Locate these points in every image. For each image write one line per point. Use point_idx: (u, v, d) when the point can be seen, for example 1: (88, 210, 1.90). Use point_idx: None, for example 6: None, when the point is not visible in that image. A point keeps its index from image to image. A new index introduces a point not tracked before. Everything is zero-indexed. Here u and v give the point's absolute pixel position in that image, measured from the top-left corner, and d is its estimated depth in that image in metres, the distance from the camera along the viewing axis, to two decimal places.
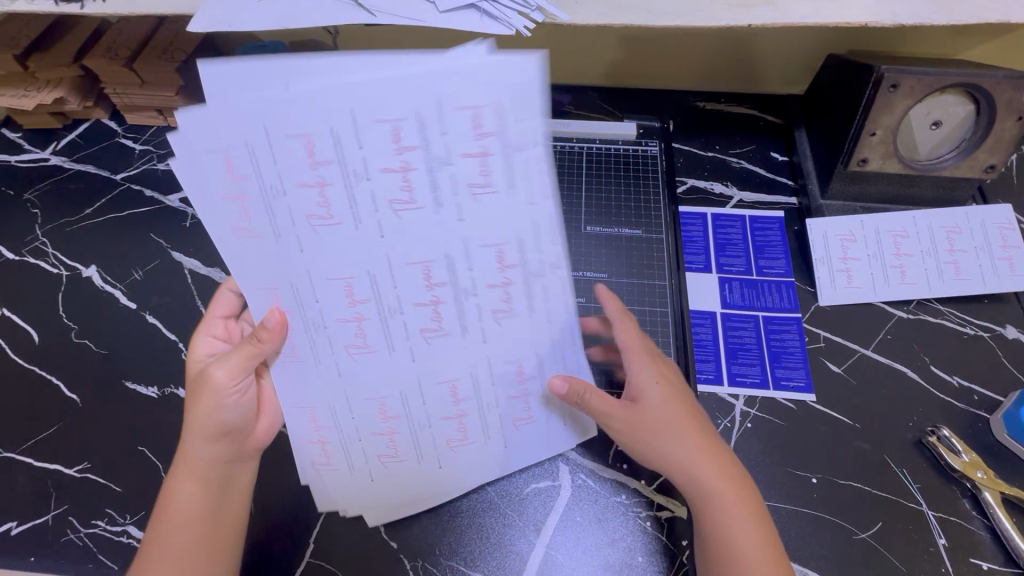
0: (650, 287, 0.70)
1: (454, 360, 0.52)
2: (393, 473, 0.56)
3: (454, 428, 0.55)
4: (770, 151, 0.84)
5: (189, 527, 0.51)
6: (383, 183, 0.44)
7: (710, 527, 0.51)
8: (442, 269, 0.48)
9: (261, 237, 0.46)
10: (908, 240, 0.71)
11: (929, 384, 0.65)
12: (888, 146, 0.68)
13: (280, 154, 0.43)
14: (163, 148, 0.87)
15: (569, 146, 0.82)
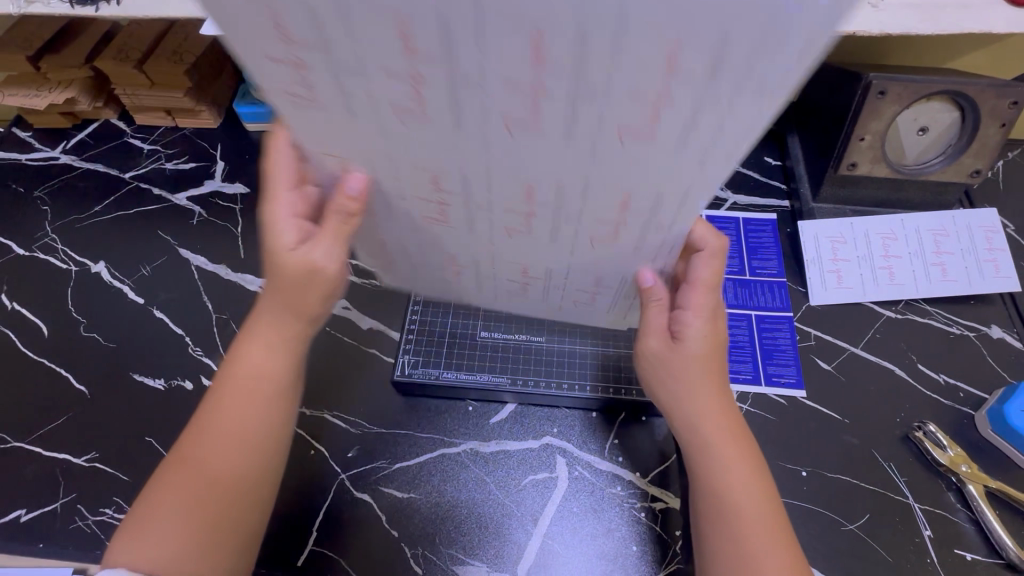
0: None
1: (536, 255, 0.51)
2: (449, 283, 0.61)
3: (519, 287, 0.58)
4: (764, 156, 0.86)
5: (247, 411, 0.51)
6: (503, 96, 0.34)
7: (713, 479, 0.50)
8: (551, 191, 0.41)
9: (325, 108, 0.39)
10: (897, 242, 0.73)
11: (916, 382, 0.67)
12: (876, 151, 0.70)
13: (363, 34, 0.32)
14: (171, 147, 0.89)
15: None
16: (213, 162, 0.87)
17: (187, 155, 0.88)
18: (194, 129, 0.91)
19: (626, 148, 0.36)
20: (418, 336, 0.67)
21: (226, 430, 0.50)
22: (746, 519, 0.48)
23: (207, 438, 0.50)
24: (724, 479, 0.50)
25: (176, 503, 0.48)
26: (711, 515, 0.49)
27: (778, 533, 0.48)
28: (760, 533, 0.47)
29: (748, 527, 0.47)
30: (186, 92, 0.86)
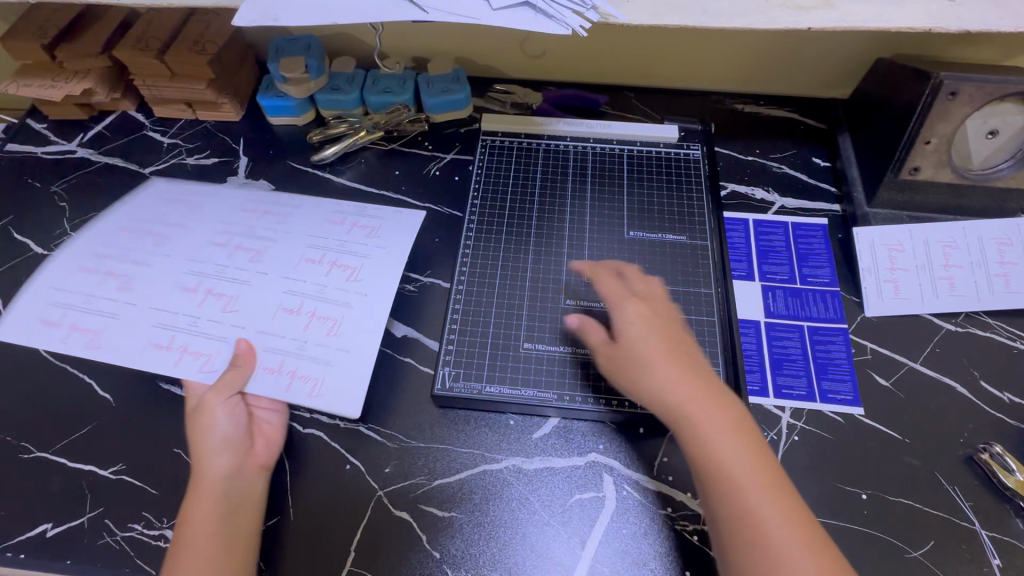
0: (696, 294, 0.69)
1: (269, 295, 0.68)
2: (340, 348, 0.64)
3: (319, 322, 0.66)
4: (811, 156, 0.82)
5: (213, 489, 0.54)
6: (85, 284, 0.68)
7: (694, 446, 0.50)
8: (193, 278, 0.69)
9: (122, 318, 0.66)
10: (958, 251, 0.70)
11: (980, 400, 0.64)
12: (941, 155, 0.67)
13: (76, 283, 0.68)
14: (192, 142, 0.85)
15: (609, 149, 0.80)
16: (235, 158, 0.84)
17: (208, 150, 0.85)
18: (215, 122, 0.87)
19: (174, 235, 0.73)
20: (458, 345, 0.66)
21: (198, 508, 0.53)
22: (735, 478, 0.48)
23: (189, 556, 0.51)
24: (701, 446, 0.50)
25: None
26: (719, 493, 0.48)
27: (775, 489, 0.47)
28: (757, 491, 0.47)
29: (738, 488, 0.47)
30: (209, 84, 0.82)
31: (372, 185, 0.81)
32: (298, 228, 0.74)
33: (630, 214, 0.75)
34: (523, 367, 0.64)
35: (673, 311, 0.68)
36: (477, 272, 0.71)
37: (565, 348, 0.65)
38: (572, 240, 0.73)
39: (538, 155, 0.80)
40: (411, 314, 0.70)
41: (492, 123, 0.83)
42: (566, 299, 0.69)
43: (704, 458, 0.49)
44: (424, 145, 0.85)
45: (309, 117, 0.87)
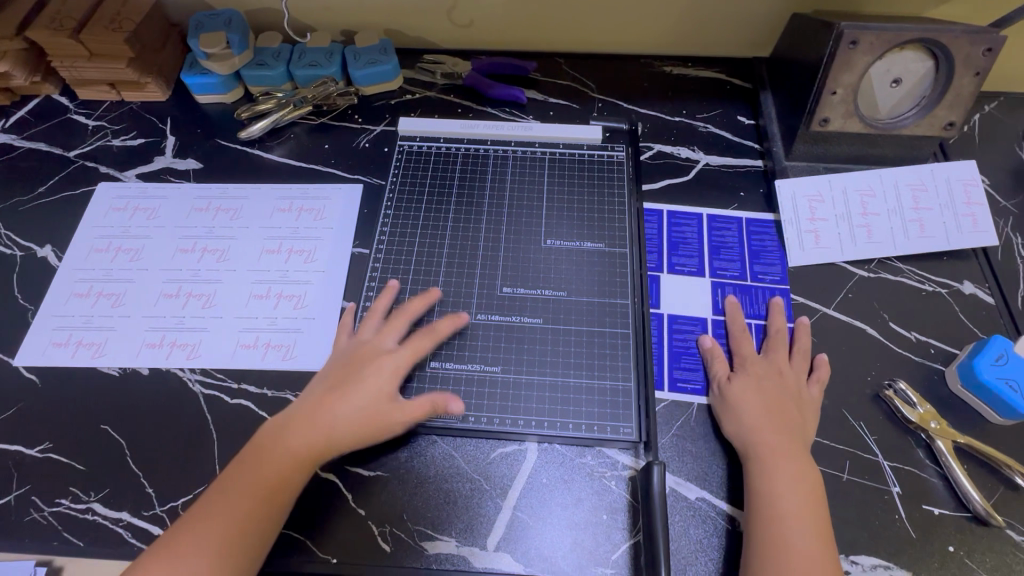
0: (612, 306, 0.64)
1: (239, 287, 0.70)
2: (307, 314, 0.68)
3: (286, 300, 0.69)
4: (737, 115, 0.83)
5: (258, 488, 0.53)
6: (79, 306, 0.69)
7: (760, 477, 0.54)
8: (172, 284, 0.70)
9: (116, 330, 0.67)
10: (874, 199, 0.71)
11: (888, 341, 0.66)
12: (848, 105, 0.68)
13: (69, 305, 0.69)
14: (117, 123, 0.84)
15: (530, 152, 0.74)
16: (162, 137, 0.83)
17: (135, 131, 0.84)
18: (141, 103, 0.86)
19: (137, 242, 0.74)
20: (375, 307, 0.66)
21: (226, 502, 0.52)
22: (786, 519, 0.51)
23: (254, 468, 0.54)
24: (767, 488, 0.53)
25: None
26: (766, 532, 0.51)
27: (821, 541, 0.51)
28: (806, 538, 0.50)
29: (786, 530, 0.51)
30: (129, 63, 0.81)
31: (299, 160, 0.81)
32: (251, 218, 0.75)
33: (549, 225, 0.69)
34: (427, 392, 0.61)
35: (587, 325, 0.63)
36: (386, 286, 0.67)
37: (472, 367, 0.62)
38: (489, 250, 0.68)
39: (456, 162, 0.74)
40: (336, 288, 0.70)
41: (411, 126, 0.76)
42: (478, 312, 0.65)
43: (771, 494, 0.53)
44: (354, 118, 0.85)
45: (237, 94, 0.86)
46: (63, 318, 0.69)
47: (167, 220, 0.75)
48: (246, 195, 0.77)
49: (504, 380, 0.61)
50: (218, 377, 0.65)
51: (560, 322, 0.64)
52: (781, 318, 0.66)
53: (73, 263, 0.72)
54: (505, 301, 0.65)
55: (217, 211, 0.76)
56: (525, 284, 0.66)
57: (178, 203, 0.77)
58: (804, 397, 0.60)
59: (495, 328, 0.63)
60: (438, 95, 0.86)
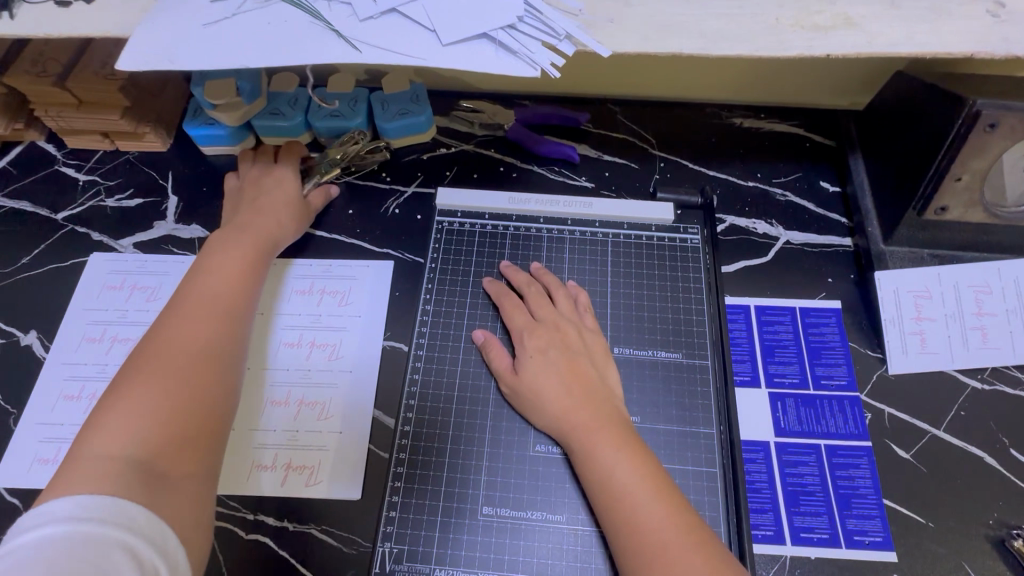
0: (694, 436, 0.54)
1: (251, 390, 0.60)
2: (333, 425, 0.59)
3: (307, 407, 0.59)
4: (819, 180, 0.73)
5: (196, 349, 0.48)
6: (70, 411, 0.60)
7: (630, 534, 0.44)
8: None
9: None
10: (992, 296, 0.61)
11: (1010, 473, 0.57)
12: (972, 193, 0.58)
13: (59, 411, 0.60)
14: (112, 178, 0.74)
15: (591, 235, 0.64)
16: (163, 197, 0.73)
17: (132, 189, 0.73)
18: (138, 153, 0.76)
19: (136, 331, 0.64)
20: (416, 428, 0.55)
21: (166, 361, 0.46)
22: (634, 509, 0.45)
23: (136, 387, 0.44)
24: (594, 467, 0.48)
25: (97, 461, 0.40)
26: (610, 513, 0.46)
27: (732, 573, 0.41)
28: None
29: (627, 502, 0.45)
30: (124, 113, 0.70)
31: (321, 229, 0.70)
32: (262, 301, 0.65)
33: (614, 330, 0.59)
34: (468, 546, 0.51)
35: (667, 460, 0.53)
36: (427, 407, 0.56)
37: (531, 514, 0.51)
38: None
39: (504, 247, 0.64)
40: (367, 390, 0.60)
41: (451, 199, 0.66)
42: (536, 443, 0.54)
43: (651, 561, 0.42)
44: (381, 177, 0.74)
45: (247, 145, 0.75)
46: (51, 427, 0.59)
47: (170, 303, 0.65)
48: None
49: (571, 532, 0.51)
50: (230, 507, 0.55)
51: None
52: (520, 275, 0.61)
53: (62, 356, 0.63)
54: None
55: None
56: None
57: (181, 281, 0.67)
58: (589, 346, 0.55)
59: (556, 465, 0.53)
60: (477, 149, 0.76)
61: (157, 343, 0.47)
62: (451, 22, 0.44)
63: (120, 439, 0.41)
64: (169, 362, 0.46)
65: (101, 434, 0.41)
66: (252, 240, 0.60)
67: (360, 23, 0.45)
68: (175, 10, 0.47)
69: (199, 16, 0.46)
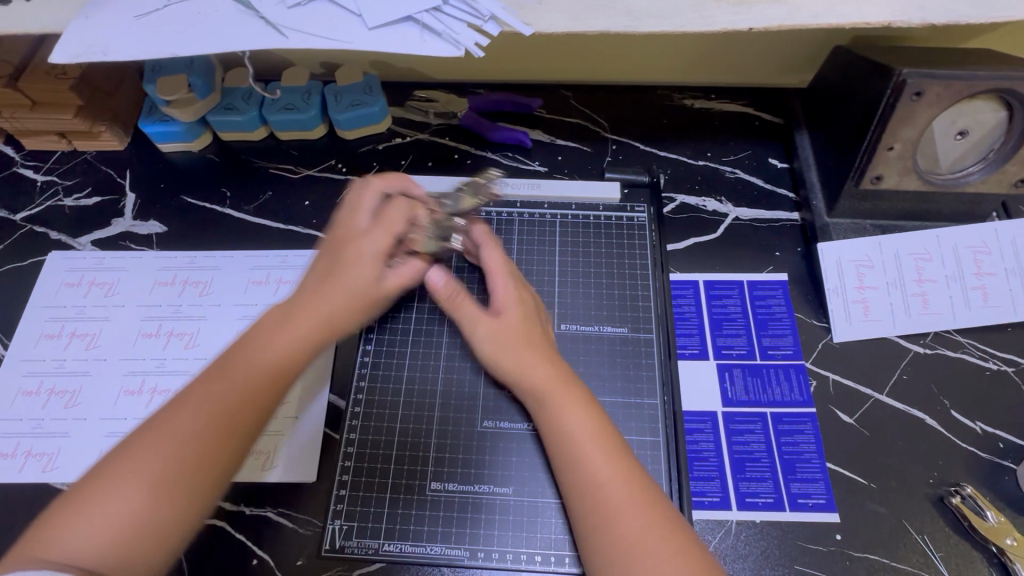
0: (640, 408, 0.56)
1: None
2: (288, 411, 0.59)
3: None
4: (768, 157, 0.74)
5: (205, 446, 0.42)
6: (28, 406, 0.61)
7: (583, 494, 0.45)
8: (134, 379, 0.62)
9: (72, 436, 0.59)
10: (932, 263, 0.63)
11: (950, 433, 0.58)
12: (906, 162, 0.59)
13: (18, 406, 0.61)
14: (70, 178, 0.75)
15: (539, 216, 0.66)
16: (121, 195, 0.73)
17: (90, 188, 0.74)
18: (96, 153, 0.76)
19: (94, 325, 0.65)
20: (366, 409, 0.57)
21: (145, 455, 0.41)
22: (590, 475, 0.45)
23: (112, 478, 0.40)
24: (557, 429, 0.48)
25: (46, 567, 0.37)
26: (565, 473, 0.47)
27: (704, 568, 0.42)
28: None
29: (579, 457, 0.46)
30: (77, 112, 0.70)
31: (279, 220, 0.71)
32: (220, 295, 0.66)
33: (561, 309, 0.60)
34: (417, 521, 0.52)
35: None
36: (377, 389, 0.57)
37: (479, 488, 0.53)
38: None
39: None
40: (319, 375, 0.60)
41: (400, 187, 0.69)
42: (483, 419, 0.55)
43: (601, 519, 0.44)
44: (337, 168, 0.75)
45: (204, 142, 0.76)
46: (10, 422, 0.60)
47: (127, 298, 0.66)
48: (218, 266, 0.68)
49: (517, 504, 0.52)
50: None
51: None
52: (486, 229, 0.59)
53: (21, 353, 0.63)
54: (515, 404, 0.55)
55: (184, 285, 0.67)
56: None
57: (140, 276, 0.67)
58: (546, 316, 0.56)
59: (503, 440, 0.54)
60: (432, 138, 0.77)
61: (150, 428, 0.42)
62: (376, 5, 0.45)
63: (87, 538, 0.38)
64: (147, 462, 0.40)
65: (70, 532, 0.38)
66: (310, 323, 0.46)
67: (289, 9, 0.45)
68: (108, 4, 0.47)
69: (129, 9, 0.47)
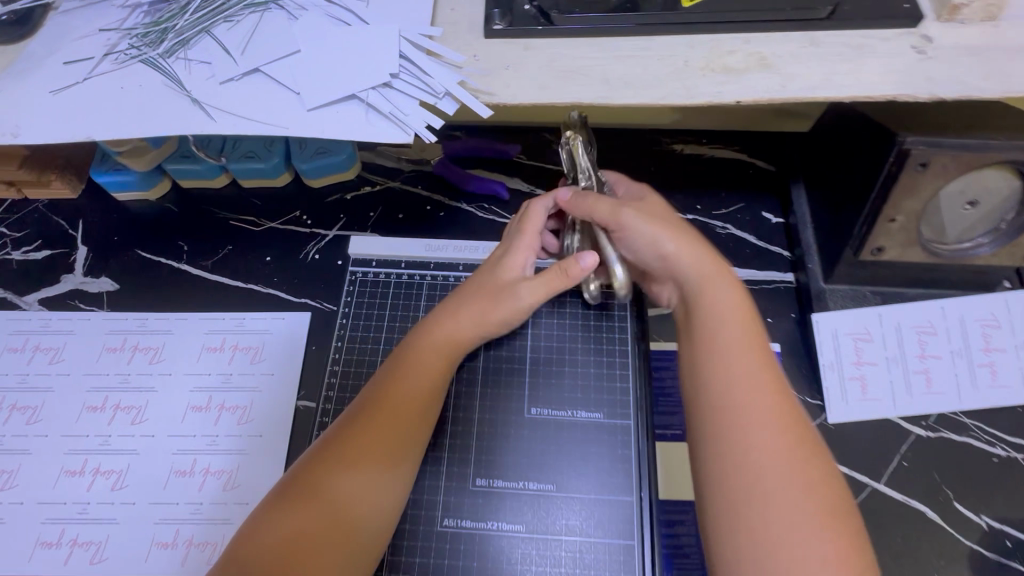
0: (614, 507, 0.51)
1: (156, 461, 0.57)
2: (240, 497, 0.56)
3: (213, 476, 0.56)
4: (761, 210, 0.69)
5: (413, 414, 0.50)
6: None
7: (730, 387, 0.44)
8: (75, 459, 0.58)
9: (8, 522, 0.55)
10: (936, 337, 0.58)
11: (953, 528, 0.53)
12: (910, 233, 0.54)
13: None
14: (19, 230, 0.70)
15: None
16: (72, 249, 0.69)
17: (40, 240, 0.70)
18: (49, 201, 0.72)
19: (37, 396, 0.61)
20: None
21: (369, 430, 0.48)
22: (743, 378, 0.44)
23: (334, 448, 0.47)
24: (717, 320, 0.48)
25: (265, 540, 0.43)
26: (712, 357, 0.46)
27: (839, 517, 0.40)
28: (793, 517, 0.39)
29: (733, 351, 0.46)
30: (23, 163, 0.66)
31: (237, 278, 0.67)
32: (172, 363, 0.62)
33: (533, 388, 0.56)
34: None
35: (584, 533, 0.50)
36: None
37: None
38: (451, 430, 0.55)
39: (419, 295, 0.63)
40: (277, 458, 0.57)
41: (364, 249, 0.65)
42: (443, 517, 0.51)
43: (740, 422, 0.43)
44: (302, 220, 0.70)
45: (162, 189, 0.72)
46: None
47: (74, 365, 0.62)
48: (171, 329, 0.64)
49: None
50: None
51: (547, 529, 0.50)
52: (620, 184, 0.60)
53: None
54: (477, 502, 0.52)
55: (135, 352, 0.62)
56: (503, 476, 0.53)
57: (89, 341, 0.63)
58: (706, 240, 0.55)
59: (464, 542, 0.50)
60: (403, 186, 0.72)
61: (376, 406, 0.49)
62: (317, 82, 0.41)
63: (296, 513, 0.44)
64: (363, 440, 0.47)
65: (278, 517, 0.44)
66: (491, 314, 0.54)
67: (221, 85, 0.41)
68: (28, 75, 0.43)
69: (47, 81, 0.43)
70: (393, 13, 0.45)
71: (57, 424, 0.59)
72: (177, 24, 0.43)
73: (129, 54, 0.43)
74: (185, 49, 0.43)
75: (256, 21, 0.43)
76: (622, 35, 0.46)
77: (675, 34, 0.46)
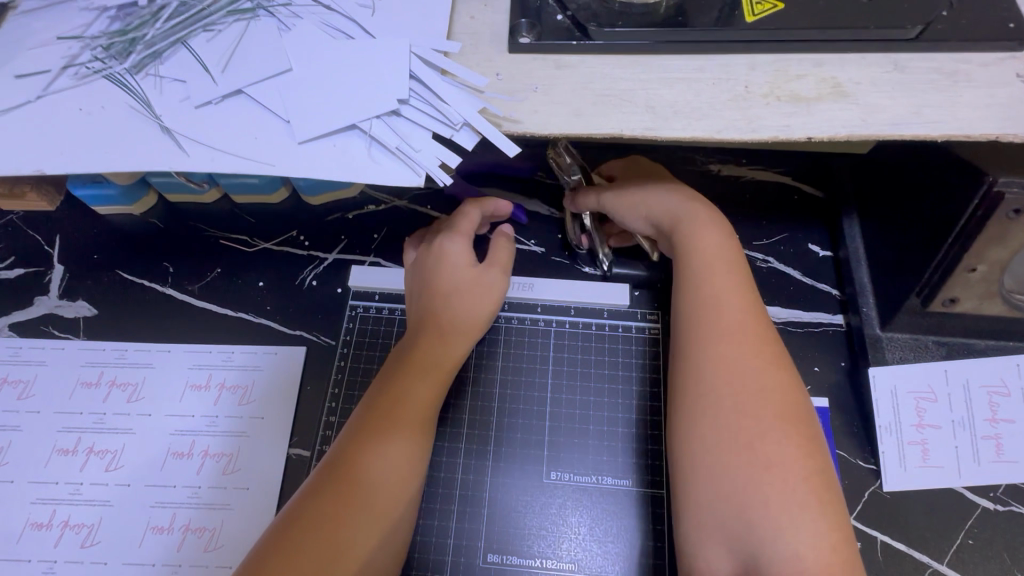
0: None
1: (132, 515, 0.52)
2: (225, 559, 0.50)
3: (195, 534, 0.51)
4: (808, 242, 0.62)
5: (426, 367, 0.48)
6: None
7: (705, 313, 0.45)
8: (44, 509, 0.52)
9: None
10: (1010, 399, 0.51)
11: None
12: (989, 285, 0.48)
13: None
14: None
15: (530, 324, 0.56)
16: (48, 268, 0.63)
17: (14, 258, 0.63)
18: (25, 213, 0.66)
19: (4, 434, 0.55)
20: None
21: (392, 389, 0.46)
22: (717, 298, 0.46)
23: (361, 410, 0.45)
24: (689, 245, 0.49)
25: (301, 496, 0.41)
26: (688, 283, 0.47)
27: (799, 423, 0.41)
28: (773, 422, 0.40)
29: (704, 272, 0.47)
30: None
31: (227, 306, 0.61)
32: (153, 401, 0.56)
33: (554, 449, 0.51)
34: None
35: None
36: None
37: None
38: (461, 495, 0.50)
39: None
40: (266, 515, 0.51)
41: (365, 281, 0.60)
42: None
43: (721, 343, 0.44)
44: (299, 241, 0.63)
45: (147, 203, 0.64)
46: None
47: (47, 400, 0.56)
48: (153, 362, 0.58)
49: None
50: None
51: None
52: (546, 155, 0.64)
53: None
54: None
55: (113, 387, 0.57)
56: (518, 552, 0.48)
57: (64, 372, 0.57)
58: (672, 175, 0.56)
59: None
60: (410, 206, 0.65)
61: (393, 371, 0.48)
62: (310, 109, 0.35)
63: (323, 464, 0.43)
64: (377, 395, 0.46)
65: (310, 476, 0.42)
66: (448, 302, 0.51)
67: (197, 110, 0.35)
68: None
69: None
70: (403, 23, 0.38)
71: (24, 467, 0.54)
72: (149, 34, 0.37)
73: (91, 68, 0.37)
74: (156, 63, 0.36)
75: (240, 32, 0.37)
76: (671, 54, 0.39)
77: (732, 54, 0.39)
